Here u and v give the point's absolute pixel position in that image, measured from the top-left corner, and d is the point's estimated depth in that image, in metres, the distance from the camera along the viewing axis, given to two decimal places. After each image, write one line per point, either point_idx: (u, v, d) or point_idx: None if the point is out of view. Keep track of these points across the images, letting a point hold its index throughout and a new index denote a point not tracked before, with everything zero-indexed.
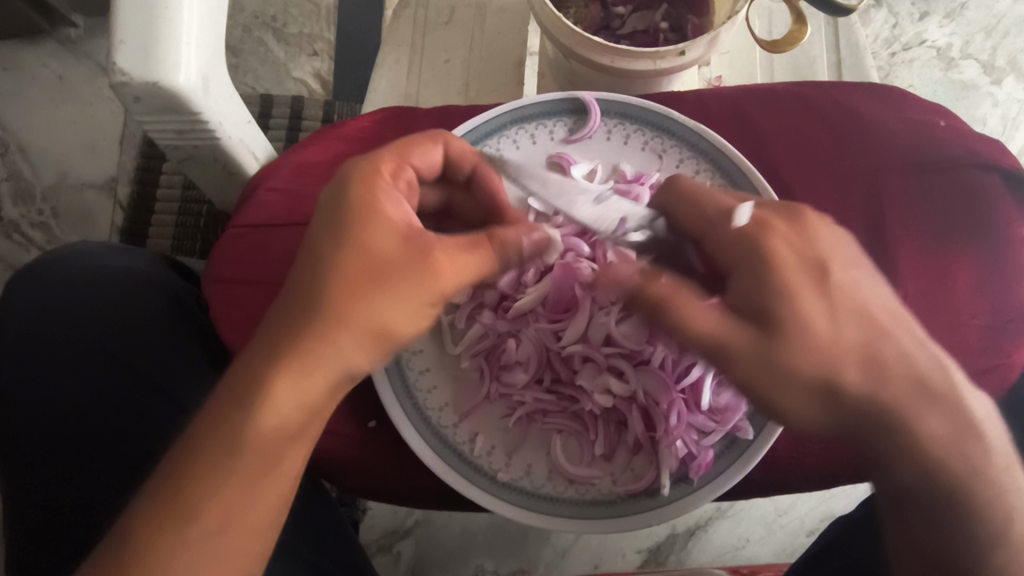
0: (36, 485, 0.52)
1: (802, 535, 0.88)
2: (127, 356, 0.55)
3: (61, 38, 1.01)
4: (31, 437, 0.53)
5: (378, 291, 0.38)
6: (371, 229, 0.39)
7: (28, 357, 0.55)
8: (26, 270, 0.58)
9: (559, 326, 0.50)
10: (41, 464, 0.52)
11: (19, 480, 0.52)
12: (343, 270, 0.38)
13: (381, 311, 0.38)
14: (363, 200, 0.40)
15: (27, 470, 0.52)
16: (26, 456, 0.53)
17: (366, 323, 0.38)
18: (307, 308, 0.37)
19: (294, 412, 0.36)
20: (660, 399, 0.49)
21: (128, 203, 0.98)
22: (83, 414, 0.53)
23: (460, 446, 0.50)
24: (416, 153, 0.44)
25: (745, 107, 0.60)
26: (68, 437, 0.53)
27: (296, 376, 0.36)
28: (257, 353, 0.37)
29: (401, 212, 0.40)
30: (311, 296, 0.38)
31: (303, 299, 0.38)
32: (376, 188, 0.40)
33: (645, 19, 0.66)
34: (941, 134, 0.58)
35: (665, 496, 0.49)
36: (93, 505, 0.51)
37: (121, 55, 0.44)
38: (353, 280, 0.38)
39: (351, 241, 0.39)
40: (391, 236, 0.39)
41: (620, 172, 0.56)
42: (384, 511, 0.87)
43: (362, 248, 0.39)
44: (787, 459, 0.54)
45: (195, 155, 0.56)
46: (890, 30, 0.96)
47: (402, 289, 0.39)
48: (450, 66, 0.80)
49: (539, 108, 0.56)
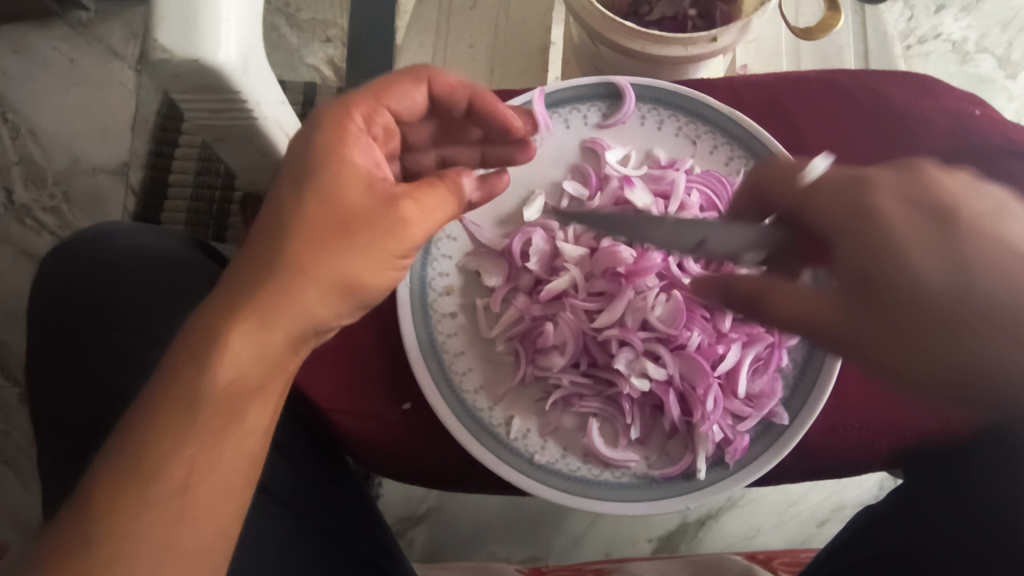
0: (60, 467, 0.51)
1: (812, 524, 0.90)
2: (152, 330, 0.54)
3: (72, 21, 1.01)
4: (60, 408, 0.52)
5: (341, 241, 0.35)
6: (335, 179, 0.36)
7: (58, 334, 0.55)
8: (62, 250, 0.58)
9: (548, 276, 0.52)
10: (65, 439, 0.51)
11: (44, 461, 0.52)
12: (307, 220, 0.35)
13: (343, 263, 0.35)
14: (333, 145, 0.37)
15: (55, 444, 0.51)
16: (47, 430, 0.52)
17: (330, 273, 0.35)
18: (272, 272, 0.34)
19: (253, 364, 0.33)
20: (697, 383, 0.49)
21: (139, 189, 0.97)
22: (107, 390, 0.52)
23: (495, 428, 0.50)
24: (392, 92, 0.42)
25: (778, 95, 0.60)
26: (90, 410, 0.52)
27: (255, 329, 0.33)
28: (212, 314, 0.33)
29: (368, 159, 0.39)
30: (267, 242, 0.35)
31: (256, 250, 0.35)
32: (347, 133, 0.38)
33: (673, 5, 0.67)
34: (978, 122, 0.57)
35: (702, 479, 0.49)
36: None
37: (163, 32, 0.44)
38: (312, 228, 0.35)
39: (316, 191, 0.36)
40: (355, 175, 0.37)
41: (654, 158, 0.56)
42: (396, 498, 0.87)
43: (331, 195, 0.36)
44: (818, 445, 0.55)
45: (230, 135, 0.56)
46: (906, 22, 0.96)
47: (367, 240, 0.36)
48: (475, 51, 0.80)
49: (574, 92, 0.56)
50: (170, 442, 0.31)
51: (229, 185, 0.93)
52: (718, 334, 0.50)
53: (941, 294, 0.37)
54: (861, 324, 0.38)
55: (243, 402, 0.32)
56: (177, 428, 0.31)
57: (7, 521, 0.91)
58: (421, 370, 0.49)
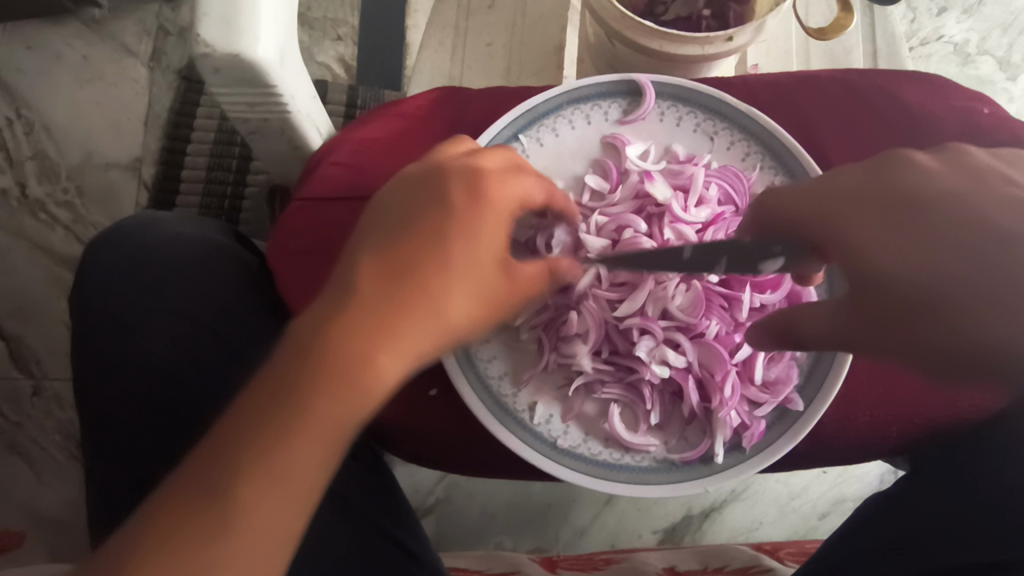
0: (113, 442, 0.56)
1: (813, 517, 0.92)
2: (207, 322, 0.58)
3: (85, 18, 1.03)
4: (111, 387, 0.57)
5: (476, 312, 0.43)
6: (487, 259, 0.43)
7: (102, 318, 0.58)
8: (107, 237, 0.61)
9: (570, 263, 0.52)
10: (119, 415, 0.56)
11: (96, 434, 0.56)
12: (455, 290, 0.42)
13: (470, 329, 0.43)
14: (490, 223, 0.44)
15: (107, 420, 0.56)
16: (99, 408, 0.57)
17: (459, 330, 0.42)
18: (429, 326, 0.40)
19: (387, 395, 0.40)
20: (715, 370, 0.50)
21: (152, 184, 0.99)
22: (158, 372, 0.57)
23: (519, 412, 0.52)
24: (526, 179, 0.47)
25: (791, 92, 0.61)
26: (143, 390, 0.56)
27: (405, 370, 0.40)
28: (377, 343, 0.38)
29: (506, 239, 0.45)
30: (419, 291, 0.40)
31: (406, 293, 0.40)
32: (499, 214, 0.44)
33: (688, 5, 0.68)
34: (986, 121, 0.59)
35: (720, 463, 0.51)
36: (170, 459, 0.54)
37: (204, 27, 0.45)
38: (461, 295, 0.42)
39: (472, 267, 0.42)
40: (492, 242, 0.43)
41: (673, 153, 0.57)
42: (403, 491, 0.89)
43: (481, 271, 0.43)
44: (831, 432, 0.57)
45: (263, 128, 0.58)
46: (908, 24, 0.98)
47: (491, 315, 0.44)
48: (492, 49, 0.82)
49: (595, 89, 0.58)
50: (313, 452, 0.36)
51: (241, 180, 0.98)
52: (736, 323, 0.52)
53: (899, 278, 0.43)
54: (860, 320, 0.44)
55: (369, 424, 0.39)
56: (323, 443, 0.37)
57: (19, 511, 0.92)
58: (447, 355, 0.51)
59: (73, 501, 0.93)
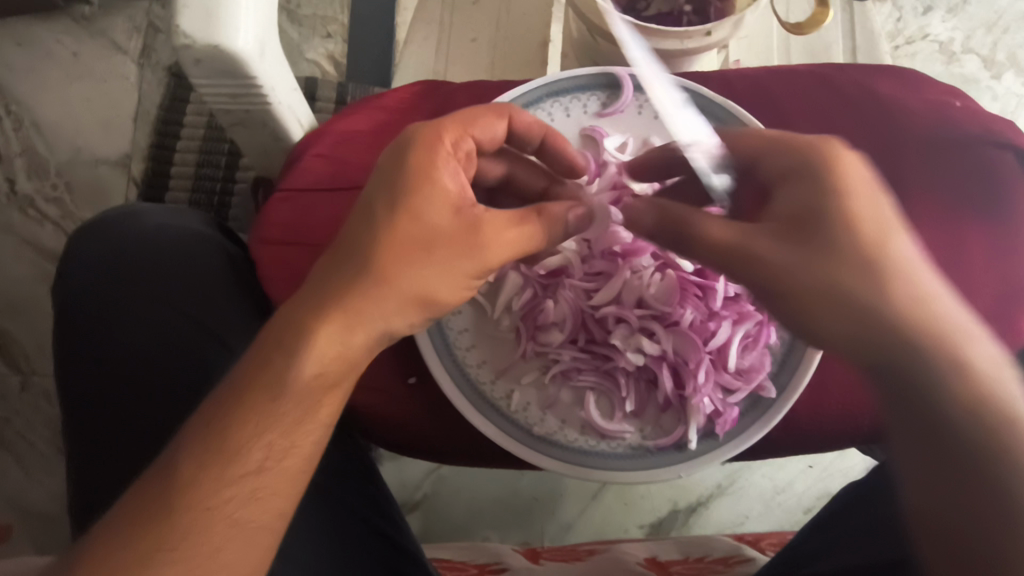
0: (94, 428, 0.56)
1: (798, 512, 0.92)
2: (189, 309, 0.59)
3: (75, 15, 1.03)
4: (94, 375, 0.57)
5: (422, 261, 0.40)
6: (425, 203, 0.40)
7: (86, 305, 0.59)
8: (92, 227, 0.62)
9: None
10: (100, 401, 0.56)
11: (76, 422, 0.57)
12: (383, 236, 0.39)
13: (421, 280, 0.40)
14: (422, 162, 0.41)
15: (89, 408, 0.57)
16: (81, 394, 0.57)
17: (398, 283, 0.39)
18: (362, 283, 0.39)
19: (333, 362, 0.38)
20: (690, 357, 0.51)
21: (141, 180, 0.99)
22: (141, 359, 0.57)
23: (497, 401, 0.53)
24: (477, 124, 0.45)
25: (768, 84, 0.62)
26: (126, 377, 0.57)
27: (343, 327, 0.38)
28: (301, 314, 0.38)
29: (457, 182, 0.42)
30: (358, 251, 0.39)
31: (363, 251, 0.39)
32: (437, 153, 0.42)
33: (670, 1, 0.69)
34: (957, 114, 0.61)
35: (693, 450, 0.52)
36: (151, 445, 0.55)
37: (184, 18, 0.46)
38: (398, 244, 0.39)
39: (402, 213, 0.40)
40: (441, 194, 0.41)
41: (651, 146, 0.58)
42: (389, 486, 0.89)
43: (416, 216, 0.40)
44: (805, 423, 0.56)
45: (246, 120, 0.58)
46: (893, 23, 0.99)
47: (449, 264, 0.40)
48: (477, 44, 0.85)
49: (575, 82, 0.58)
50: (252, 427, 0.36)
51: (230, 176, 0.98)
52: (710, 312, 0.52)
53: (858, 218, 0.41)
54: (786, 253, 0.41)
55: (320, 394, 0.37)
56: (256, 416, 0.36)
57: (8, 506, 0.92)
58: (426, 342, 0.52)
59: (60, 497, 0.93)
